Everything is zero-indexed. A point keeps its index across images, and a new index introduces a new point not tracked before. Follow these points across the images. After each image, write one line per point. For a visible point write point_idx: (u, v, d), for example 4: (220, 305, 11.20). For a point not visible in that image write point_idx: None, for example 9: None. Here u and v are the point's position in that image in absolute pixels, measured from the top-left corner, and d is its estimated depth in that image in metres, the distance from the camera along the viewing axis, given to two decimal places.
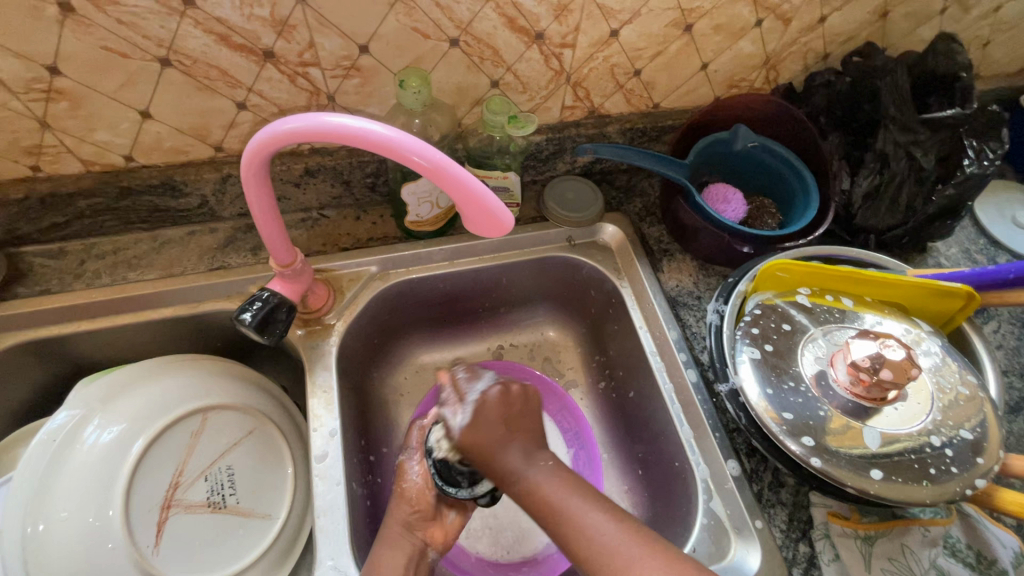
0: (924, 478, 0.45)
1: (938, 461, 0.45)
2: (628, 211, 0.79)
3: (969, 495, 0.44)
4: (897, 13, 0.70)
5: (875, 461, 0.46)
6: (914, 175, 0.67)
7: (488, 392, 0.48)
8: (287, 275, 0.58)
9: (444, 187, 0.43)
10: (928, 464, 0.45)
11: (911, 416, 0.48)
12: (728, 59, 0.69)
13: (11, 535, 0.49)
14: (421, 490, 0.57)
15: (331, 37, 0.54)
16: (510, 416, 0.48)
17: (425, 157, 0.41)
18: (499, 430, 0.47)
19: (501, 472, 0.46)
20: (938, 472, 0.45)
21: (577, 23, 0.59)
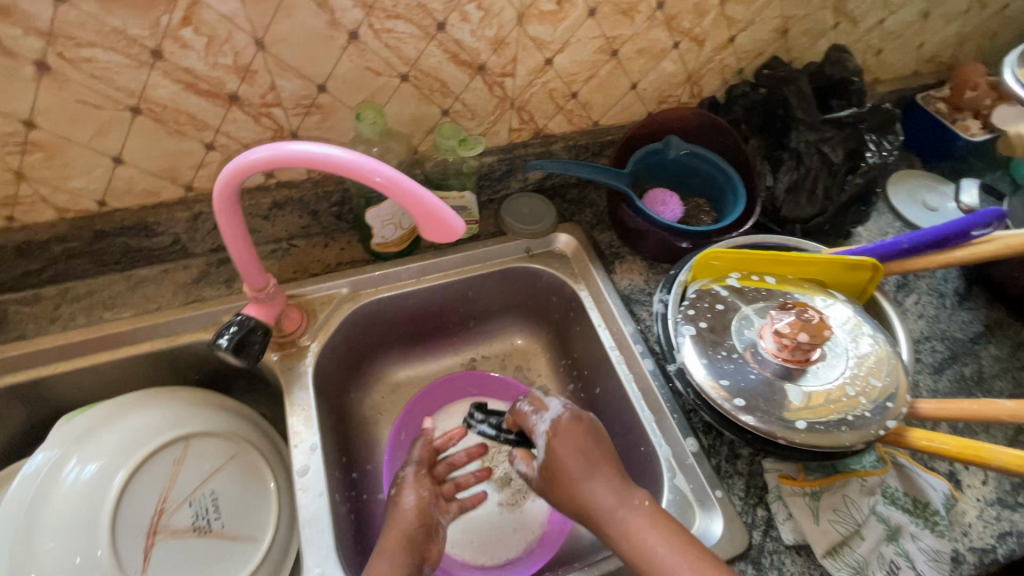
0: (843, 424, 0.50)
1: (856, 410, 0.51)
2: (581, 221, 0.85)
3: (883, 436, 0.50)
4: (796, 30, 0.79)
5: (800, 414, 0.51)
6: (826, 167, 0.76)
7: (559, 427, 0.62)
8: (261, 300, 0.61)
9: (400, 202, 0.45)
10: (846, 413, 0.51)
11: (835, 373, 0.54)
12: (654, 78, 0.78)
13: None
14: (417, 504, 0.62)
15: (290, 79, 0.59)
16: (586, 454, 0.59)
17: (384, 174, 0.44)
18: (582, 469, 0.58)
19: (586, 498, 0.57)
20: (855, 418, 0.51)
21: (514, 54, 0.66)
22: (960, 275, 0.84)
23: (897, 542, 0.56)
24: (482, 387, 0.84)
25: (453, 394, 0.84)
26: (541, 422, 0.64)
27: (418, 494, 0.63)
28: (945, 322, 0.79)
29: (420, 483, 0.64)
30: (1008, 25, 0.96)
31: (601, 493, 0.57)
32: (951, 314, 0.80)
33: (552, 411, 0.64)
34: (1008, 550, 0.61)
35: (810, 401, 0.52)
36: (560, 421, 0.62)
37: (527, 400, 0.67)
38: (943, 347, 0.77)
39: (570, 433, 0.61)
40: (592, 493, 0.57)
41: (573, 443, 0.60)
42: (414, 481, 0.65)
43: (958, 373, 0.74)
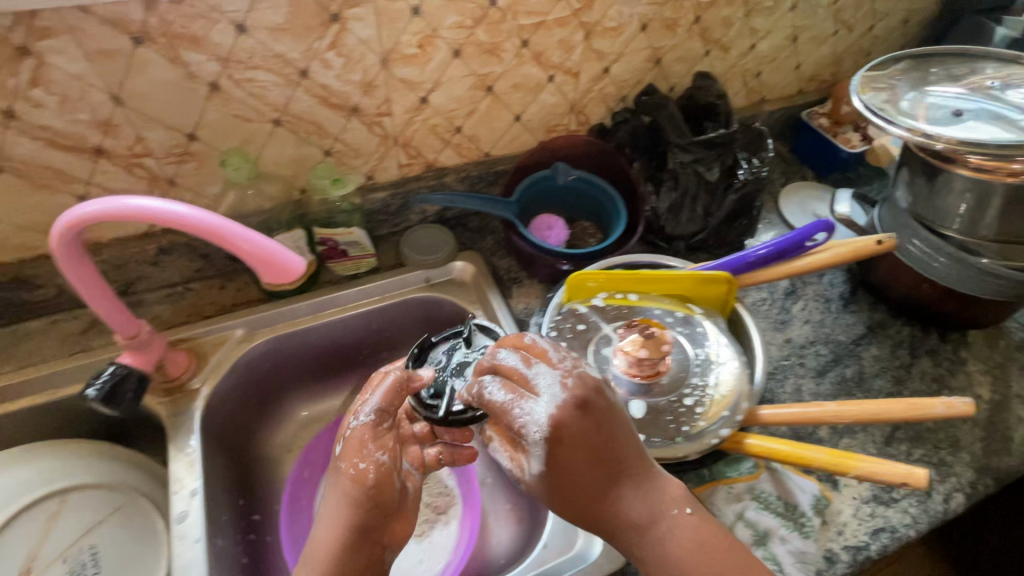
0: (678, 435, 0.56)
1: (690, 419, 0.56)
2: (481, 248, 0.88)
3: (717, 444, 0.55)
4: (668, 59, 0.84)
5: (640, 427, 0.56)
6: (703, 186, 0.79)
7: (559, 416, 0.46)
8: (135, 347, 0.62)
9: (236, 249, 0.49)
10: (681, 423, 0.56)
11: (676, 384, 0.59)
12: (537, 109, 0.81)
13: None
14: (368, 469, 0.54)
15: (156, 130, 0.60)
16: (597, 451, 0.47)
17: (250, 241, 0.49)
18: (597, 476, 0.48)
19: (622, 515, 0.48)
20: (689, 428, 0.56)
21: (385, 96, 0.69)
22: (845, 280, 0.89)
23: (765, 545, 0.58)
24: None
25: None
26: (535, 410, 0.47)
27: (359, 467, 0.54)
28: (830, 325, 0.83)
29: (375, 446, 0.56)
30: (879, 44, 1.02)
31: (633, 504, 0.48)
32: (836, 318, 0.84)
33: (542, 397, 0.47)
34: (881, 546, 0.63)
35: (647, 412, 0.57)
36: (563, 421, 0.46)
37: (500, 383, 0.49)
38: (826, 351, 0.80)
39: (580, 436, 0.47)
40: (633, 509, 0.48)
41: (589, 439, 0.47)
42: (371, 429, 0.57)
43: (840, 375, 0.78)
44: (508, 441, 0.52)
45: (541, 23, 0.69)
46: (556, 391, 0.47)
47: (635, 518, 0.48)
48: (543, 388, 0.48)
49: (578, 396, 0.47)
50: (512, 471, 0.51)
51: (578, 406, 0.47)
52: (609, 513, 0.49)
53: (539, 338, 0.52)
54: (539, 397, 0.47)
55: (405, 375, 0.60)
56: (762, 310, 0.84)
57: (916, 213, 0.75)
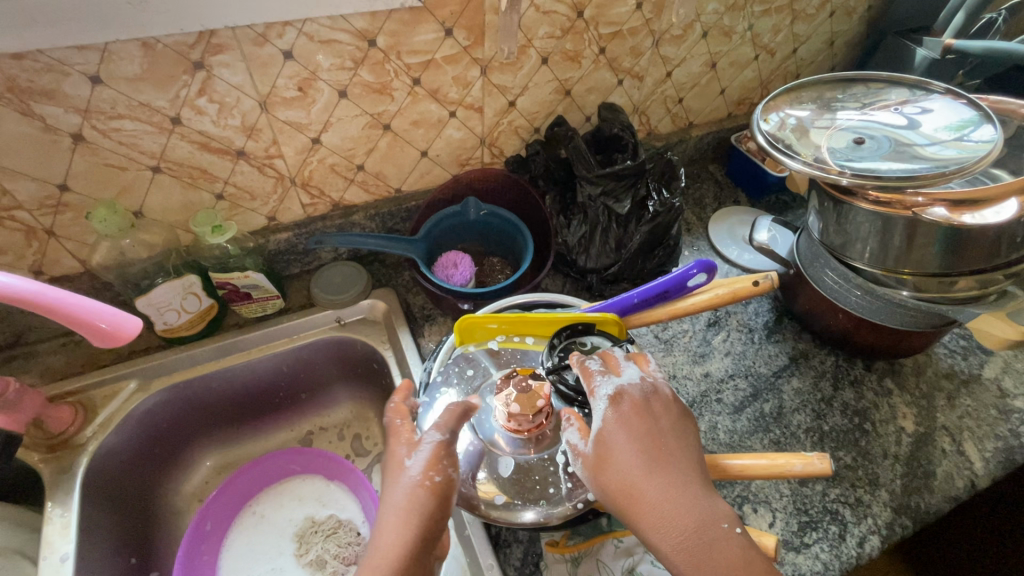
0: (541, 498, 0.53)
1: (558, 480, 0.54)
2: (397, 284, 0.86)
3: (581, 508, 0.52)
4: (579, 90, 0.83)
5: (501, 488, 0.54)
6: (613, 218, 0.78)
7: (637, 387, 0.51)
8: (1, 406, 0.59)
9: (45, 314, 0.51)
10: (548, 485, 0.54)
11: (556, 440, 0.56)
12: (444, 144, 0.80)
13: None
14: (425, 477, 0.48)
15: (23, 182, 0.59)
16: (643, 431, 0.48)
17: (108, 321, 0.53)
18: (641, 450, 0.47)
19: (665, 505, 0.45)
20: (555, 491, 0.53)
21: (272, 138, 0.67)
22: (771, 307, 0.87)
23: None
24: (303, 464, 0.83)
25: (273, 473, 0.82)
26: (607, 382, 0.51)
27: (437, 479, 0.48)
28: (752, 357, 0.81)
29: (449, 460, 0.49)
30: (806, 66, 1.01)
31: (672, 504, 0.45)
32: (757, 349, 0.81)
33: (626, 374, 0.52)
34: None
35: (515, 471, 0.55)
36: (632, 389, 0.50)
37: (595, 359, 0.54)
38: (746, 384, 0.78)
39: (638, 406, 0.50)
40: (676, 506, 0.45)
41: (637, 427, 0.49)
42: (455, 421, 0.51)
43: (757, 411, 0.75)
44: (585, 424, 0.52)
45: (429, 61, 0.68)
46: (637, 374, 0.52)
47: (690, 507, 0.45)
48: (630, 370, 0.53)
49: (654, 386, 0.52)
50: (572, 455, 0.50)
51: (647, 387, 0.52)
52: (673, 511, 0.45)
53: (590, 357, 0.55)
54: (623, 376, 0.52)
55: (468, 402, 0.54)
56: (682, 343, 0.82)
57: (826, 243, 0.71)
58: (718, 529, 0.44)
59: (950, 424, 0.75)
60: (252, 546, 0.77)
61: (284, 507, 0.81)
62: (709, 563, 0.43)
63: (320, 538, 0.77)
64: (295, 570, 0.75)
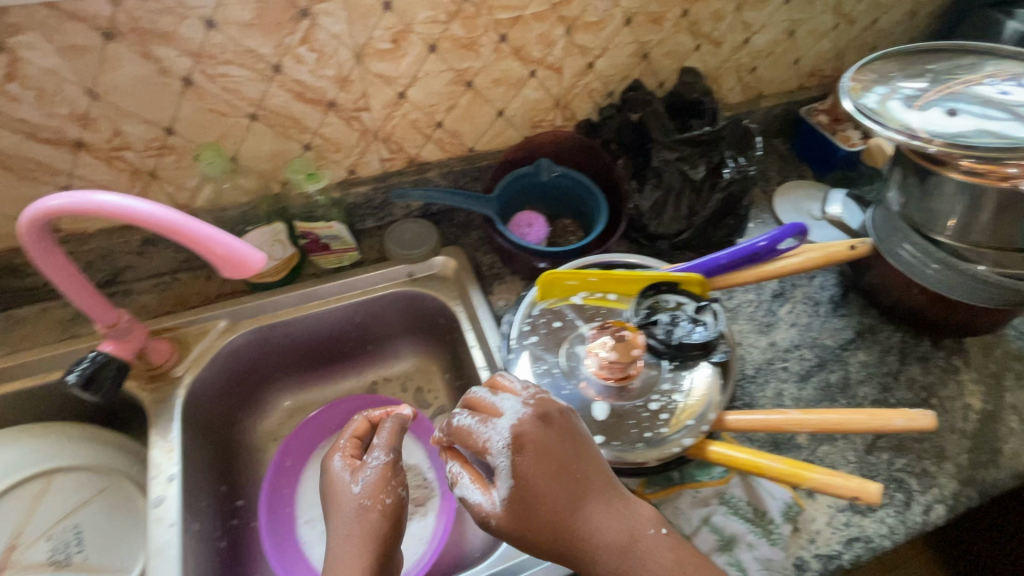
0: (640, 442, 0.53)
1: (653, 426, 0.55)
2: (465, 243, 0.88)
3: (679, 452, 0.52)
4: (656, 53, 0.82)
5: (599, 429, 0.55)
6: (688, 185, 0.78)
7: (523, 421, 0.50)
8: (115, 335, 0.64)
9: (188, 243, 0.49)
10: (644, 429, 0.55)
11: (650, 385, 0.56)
12: (520, 104, 0.80)
13: None
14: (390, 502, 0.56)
15: (134, 124, 0.62)
16: (554, 466, 0.49)
17: (221, 244, 0.50)
18: (558, 485, 0.48)
19: (598, 529, 0.48)
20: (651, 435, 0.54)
21: (362, 90, 0.69)
22: (838, 282, 0.86)
23: (730, 551, 0.58)
24: (372, 410, 0.86)
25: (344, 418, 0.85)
26: (492, 431, 0.50)
27: (387, 501, 0.56)
28: (817, 329, 0.81)
29: (397, 482, 0.58)
30: (884, 37, 0.98)
31: (604, 526, 0.48)
32: (823, 321, 0.82)
33: (505, 418, 0.50)
34: (853, 556, 0.62)
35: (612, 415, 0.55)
36: (523, 429, 0.49)
37: (468, 411, 0.53)
38: (811, 355, 0.78)
39: (542, 445, 0.49)
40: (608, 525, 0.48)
41: (549, 462, 0.49)
42: (391, 431, 0.62)
43: (823, 380, 0.76)
44: (479, 474, 0.51)
45: (518, 18, 0.69)
46: (518, 407, 0.51)
47: (609, 531, 0.48)
48: (507, 407, 0.51)
49: (540, 409, 0.51)
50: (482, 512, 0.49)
51: (539, 415, 0.50)
52: (620, 540, 0.48)
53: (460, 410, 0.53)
54: (504, 415, 0.51)
55: (401, 417, 0.64)
56: (746, 312, 0.83)
57: (907, 216, 0.71)
58: (654, 532, 0.49)
59: (1018, 404, 0.75)
60: None
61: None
62: (644, 574, 0.47)
63: None
64: None
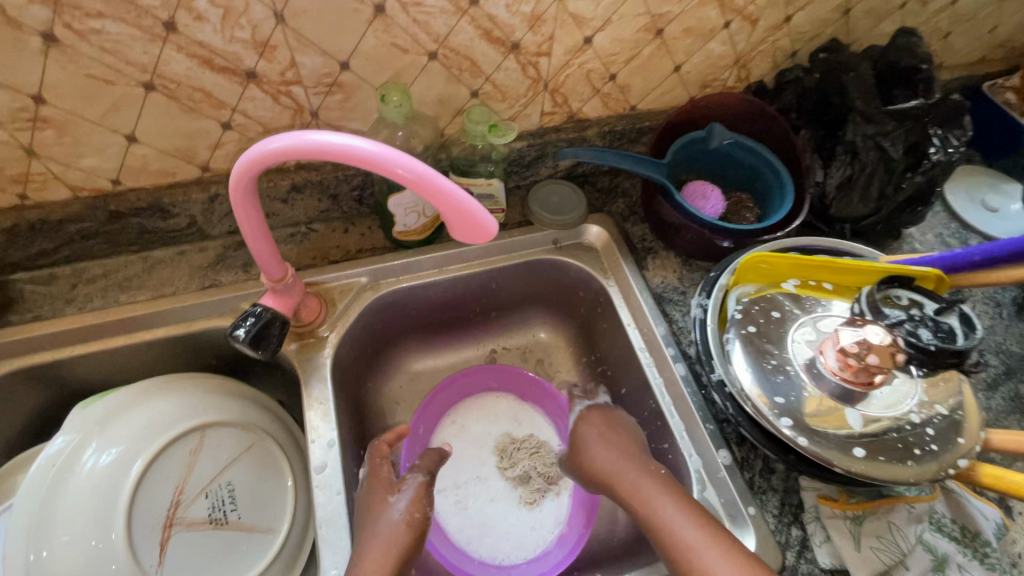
0: (908, 458, 0.46)
1: (921, 441, 0.47)
2: (612, 211, 0.81)
3: (952, 474, 0.46)
4: (859, 10, 0.72)
5: (857, 440, 0.47)
6: (883, 164, 0.69)
7: (594, 407, 0.71)
8: (279, 291, 0.59)
9: (428, 199, 0.43)
10: (912, 444, 0.47)
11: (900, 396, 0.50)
12: (700, 60, 0.71)
13: (14, 561, 0.51)
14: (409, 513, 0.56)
15: (311, 55, 0.55)
16: (610, 426, 0.67)
17: (409, 168, 0.42)
18: (612, 438, 0.65)
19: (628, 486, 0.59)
20: (922, 452, 0.46)
21: (550, 32, 0.61)
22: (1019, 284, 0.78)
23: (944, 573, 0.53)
24: (500, 381, 0.82)
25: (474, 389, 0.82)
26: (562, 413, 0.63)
27: (416, 514, 0.57)
28: (1001, 334, 0.74)
29: (427, 500, 0.59)
30: None
31: (644, 482, 0.58)
32: (1007, 326, 0.75)
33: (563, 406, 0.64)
34: None
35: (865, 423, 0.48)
36: (591, 411, 0.70)
37: None
38: (997, 361, 0.72)
39: (604, 413, 0.69)
40: (608, 455, 0.63)
41: (613, 426, 0.67)
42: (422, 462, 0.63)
43: (1012, 391, 0.69)
44: None
45: None
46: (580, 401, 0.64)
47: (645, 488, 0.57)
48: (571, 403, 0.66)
49: (616, 421, 0.67)
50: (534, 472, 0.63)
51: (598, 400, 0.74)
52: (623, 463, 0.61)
53: None
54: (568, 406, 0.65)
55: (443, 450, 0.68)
56: None
57: None
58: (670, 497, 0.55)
59: None
60: (457, 454, 0.78)
61: (484, 419, 0.81)
62: (658, 520, 0.54)
63: (526, 456, 0.77)
64: (499, 480, 0.76)
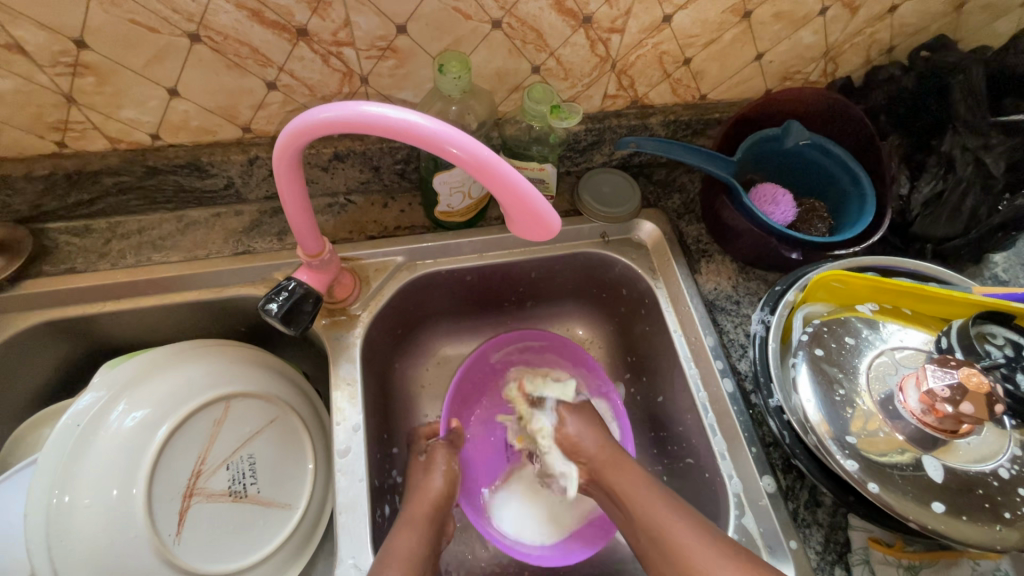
0: (998, 522, 0.41)
1: (1013, 503, 0.42)
2: (666, 207, 0.75)
3: None
4: (974, 4, 0.64)
5: (936, 493, 0.43)
6: (980, 181, 0.62)
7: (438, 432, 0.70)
8: (315, 265, 0.56)
9: (490, 188, 0.40)
10: (1002, 506, 0.42)
11: (992, 447, 0.44)
12: (786, 49, 0.65)
13: (36, 502, 0.49)
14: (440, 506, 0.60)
15: (367, 15, 0.51)
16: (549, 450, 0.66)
17: (461, 147, 0.38)
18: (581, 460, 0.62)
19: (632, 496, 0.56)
20: (1014, 515, 0.42)
21: (628, 7, 0.55)
22: None
23: None
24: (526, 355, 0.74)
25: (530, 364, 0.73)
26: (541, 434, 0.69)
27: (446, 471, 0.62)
28: None
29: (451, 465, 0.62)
30: None
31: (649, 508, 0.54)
32: None
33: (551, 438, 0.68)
34: None
35: (950, 479, 0.43)
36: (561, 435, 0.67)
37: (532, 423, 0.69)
38: None
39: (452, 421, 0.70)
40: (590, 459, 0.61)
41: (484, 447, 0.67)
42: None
43: None
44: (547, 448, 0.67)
45: None
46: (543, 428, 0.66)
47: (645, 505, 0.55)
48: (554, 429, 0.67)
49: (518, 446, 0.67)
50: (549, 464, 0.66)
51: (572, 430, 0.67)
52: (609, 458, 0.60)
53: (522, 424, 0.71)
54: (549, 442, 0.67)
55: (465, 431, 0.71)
56: None
57: None
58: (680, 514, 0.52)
59: None
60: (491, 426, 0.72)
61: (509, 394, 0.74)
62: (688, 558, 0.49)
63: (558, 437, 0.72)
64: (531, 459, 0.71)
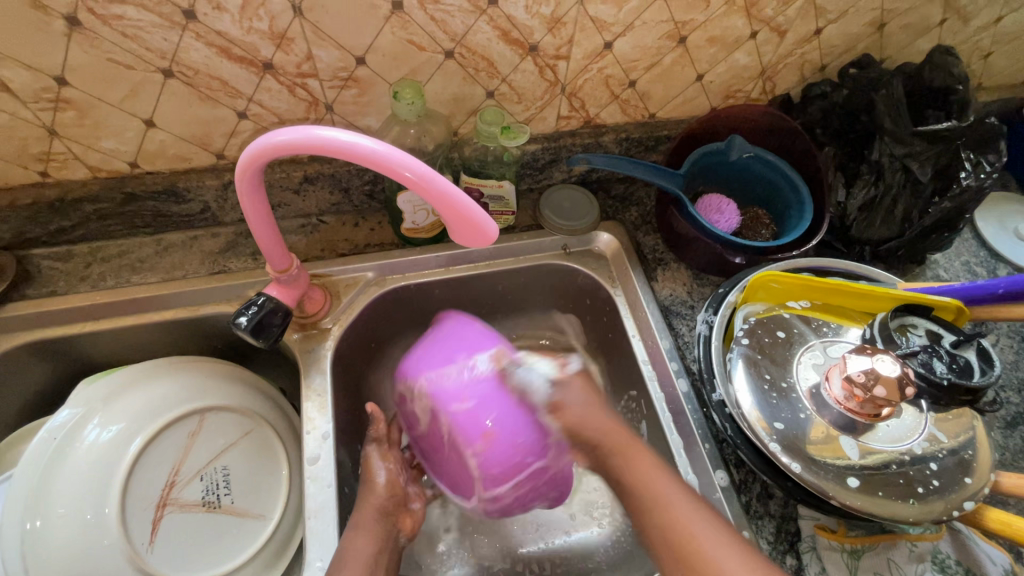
0: (911, 496, 0.45)
1: (924, 479, 0.46)
2: (624, 220, 0.79)
3: (957, 517, 0.45)
4: (893, 25, 0.69)
5: (855, 472, 0.47)
6: (909, 187, 0.67)
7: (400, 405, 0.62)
8: (284, 281, 0.60)
9: (429, 201, 0.43)
10: (914, 482, 0.46)
11: (908, 429, 0.48)
12: (724, 70, 0.70)
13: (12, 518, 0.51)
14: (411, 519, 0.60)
15: (328, 49, 0.55)
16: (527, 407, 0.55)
17: (414, 170, 0.42)
18: (590, 441, 0.51)
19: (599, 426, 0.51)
20: (925, 491, 0.46)
21: (571, 35, 0.60)
22: None
23: None
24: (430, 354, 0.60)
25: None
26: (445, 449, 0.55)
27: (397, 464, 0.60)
28: None
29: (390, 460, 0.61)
30: None
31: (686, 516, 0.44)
32: None
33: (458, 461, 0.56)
34: None
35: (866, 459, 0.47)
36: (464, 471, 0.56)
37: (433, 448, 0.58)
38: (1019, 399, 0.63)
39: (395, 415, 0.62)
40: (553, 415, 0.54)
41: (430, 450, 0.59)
42: (379, 461, 0.61)
43: None
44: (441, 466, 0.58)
45: None
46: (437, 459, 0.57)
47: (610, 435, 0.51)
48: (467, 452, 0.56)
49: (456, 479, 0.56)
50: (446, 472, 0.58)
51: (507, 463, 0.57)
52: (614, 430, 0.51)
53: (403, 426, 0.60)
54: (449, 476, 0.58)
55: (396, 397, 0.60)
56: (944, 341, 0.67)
57: None
58: (674, 491, 0.46)
59: None
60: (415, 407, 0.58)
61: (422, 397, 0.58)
62: None
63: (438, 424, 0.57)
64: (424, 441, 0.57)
